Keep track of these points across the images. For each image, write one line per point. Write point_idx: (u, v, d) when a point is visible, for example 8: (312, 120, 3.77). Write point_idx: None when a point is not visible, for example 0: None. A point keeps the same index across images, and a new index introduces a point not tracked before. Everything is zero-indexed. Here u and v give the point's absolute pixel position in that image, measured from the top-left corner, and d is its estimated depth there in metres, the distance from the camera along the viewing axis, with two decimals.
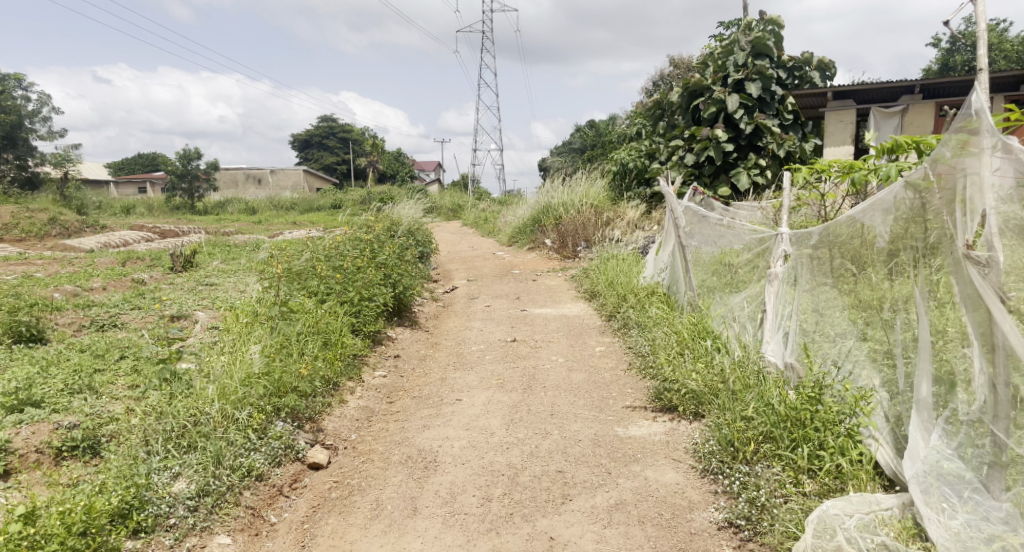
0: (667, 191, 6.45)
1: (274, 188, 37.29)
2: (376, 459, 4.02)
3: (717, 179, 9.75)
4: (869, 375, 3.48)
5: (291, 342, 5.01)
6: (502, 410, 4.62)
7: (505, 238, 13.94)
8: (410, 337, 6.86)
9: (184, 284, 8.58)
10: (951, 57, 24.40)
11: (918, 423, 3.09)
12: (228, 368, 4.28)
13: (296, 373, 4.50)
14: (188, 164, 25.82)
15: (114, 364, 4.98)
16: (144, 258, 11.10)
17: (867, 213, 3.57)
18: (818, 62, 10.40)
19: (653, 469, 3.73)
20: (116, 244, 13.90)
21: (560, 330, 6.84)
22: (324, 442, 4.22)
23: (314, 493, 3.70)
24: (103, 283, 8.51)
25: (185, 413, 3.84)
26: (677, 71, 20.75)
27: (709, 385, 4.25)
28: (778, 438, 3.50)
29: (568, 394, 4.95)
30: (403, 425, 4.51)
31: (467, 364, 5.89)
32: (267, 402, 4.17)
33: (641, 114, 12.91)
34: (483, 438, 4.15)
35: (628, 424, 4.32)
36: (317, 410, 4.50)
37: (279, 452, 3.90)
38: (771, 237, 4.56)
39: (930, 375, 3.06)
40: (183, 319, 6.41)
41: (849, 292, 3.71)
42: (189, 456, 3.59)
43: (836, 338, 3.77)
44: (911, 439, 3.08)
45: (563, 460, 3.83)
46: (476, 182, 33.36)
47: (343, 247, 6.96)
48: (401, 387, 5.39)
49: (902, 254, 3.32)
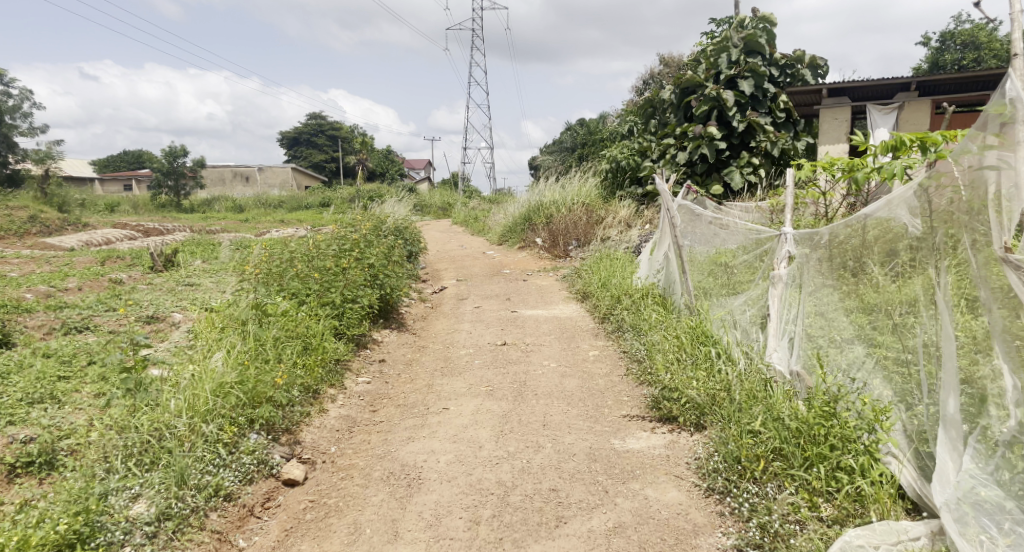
0: (662, 189, 6.20)
1: (262, 186, 36.87)
2: (356, 476, 3.75)
3: (710, 177, 9.55)
4: (883, 386, 3.23)
5: (267, 348, 4.72)
6: (492, 421, 4.36)
7: (495, 237, 13.69)
8: (397, 340, 6.58)
9: (164, 285, 8.27)
10: (941, 56, 24.21)
11: (944, 443, 2.85)
12: (197, 376, 3.98)
13: (271, 381, 4.20)
14: (174, 161, 25.52)
15: (80, 370, 4.68)
16: (124, 257, 10.77)
17: (886, 210, 3.34)
18: (811, 60, 10.12)
19: (653, 487, 3.48)
20: (97, 244, 13.55)
21: (551, 333, 6.58)
22: (301, 456, 3.96)
23: (288, 514, 3.43)
24: (78, 283, 8.20)
25: (148, 427, 3.55)
26: (667, 69, 20.63)
27: (711, 395, 4.01)
28: (790, 456, 3.27)
29: (561, 402, 4.69)
30: (387, 437, 4.24)
31: (456, 369, 5.62)
32: (238, 413, 3.89)
33: (632, 111, 12.68)
34: (471, 452, 3.88)
35: (625, 436, 4.07)
36: (294, 421, 4.24)
37: (250, 469, 3.62)
38: (772, 238, 4.31)
39: (956, 389, 2.84)
40: (157, 322, 6.12)
41: (860, 296, 3.46)
42: (152, 474, 3.31)
43: (845, 345, 3.53)
44: (940, 460, 2.84)
45: (557, 477, 3.58)
46: (466, 180, 33.01)
47: (326, 247, 6.69)
48: (385, 395, 5.12)
49: (923, 256, 3.09)
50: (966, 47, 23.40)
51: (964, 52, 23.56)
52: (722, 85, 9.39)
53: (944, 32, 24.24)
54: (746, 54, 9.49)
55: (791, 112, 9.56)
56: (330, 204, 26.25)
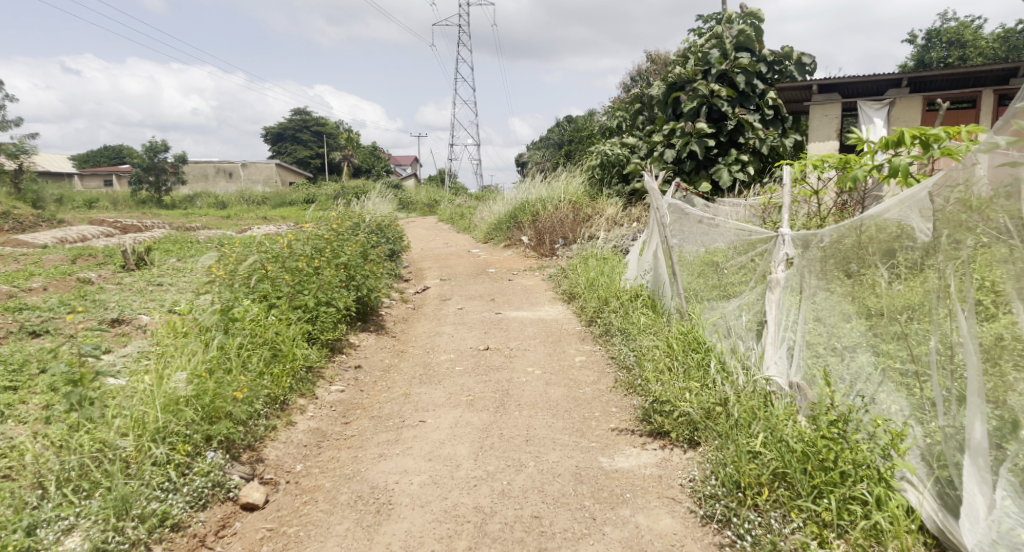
0: (650, 186, 5.91)
1: (245, 182, 36.25)
2: (320, 500, 3.44)
3: (698, 175, 9.26)
4: (897, 406, 2.96)
5: (231, 356, 4.37)
6: (471, 435, 4.05)
7: (481, 235, 13.39)
8: (375, 344, 6.27)
9: (134, 285, 7.88)
10: (927, 54, 24.12)
11: (972, 473, 2.59)
12: (147, 389, 3.61)
13: (230, 394, 3.86)
14: (155, 157, 24.95)
15: (29, 378, 4.31)
16: (97, 255, 10.32)
17: (897, 211, 3.09)
18: (798, 56, 9.97)
19: (644, 513, 3.20)
20: (71, 241, 13.06)
21: (536, 336, 6.28)
22: (262, 476, 3.65)
23: (243, 544, 3.13)
24: (43, 284, 7.77)
25: (88, 448, 3.20)
26: (655, 66, 20.40)
27: (707, 409, 3.72)
28: (795, 483, 3.00)
29: (545, 414, 4.40)
30: (357, 454, 3.93)
31: (435, 376, 5.31)
32: (194, 431, 3.57)
33: (619, 106, 12.40)
34: (447, 472, 3.58)
35: (614, 453, 3.79)
36: (257, 436, 3.94)
37: (203, 494, 3.32)
38: (768, 240, 4.01)
39: (982, 411, 2.59)
40: (121, 325, 5.74)
41: (867, 305, 3.18)
42: (90, 502, 3.00)
43: (847, 355, 3.27)
44: (967, 491, 2.59)
45: (540, 501, 3.29)
46: (453, 177, 32.60)
47: (300, 244, 6.35)
48: (359, 405, 4.81)
49: (941, 263, 2.84)
50: (951, 44, 23.39)
51: (949, 51, 23.54)
52: (711, 80, 9.18)
53: (929, 31, 24.21)
54: (735, 51, 9.38)
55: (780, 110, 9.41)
56: (315, 202, 25.81)
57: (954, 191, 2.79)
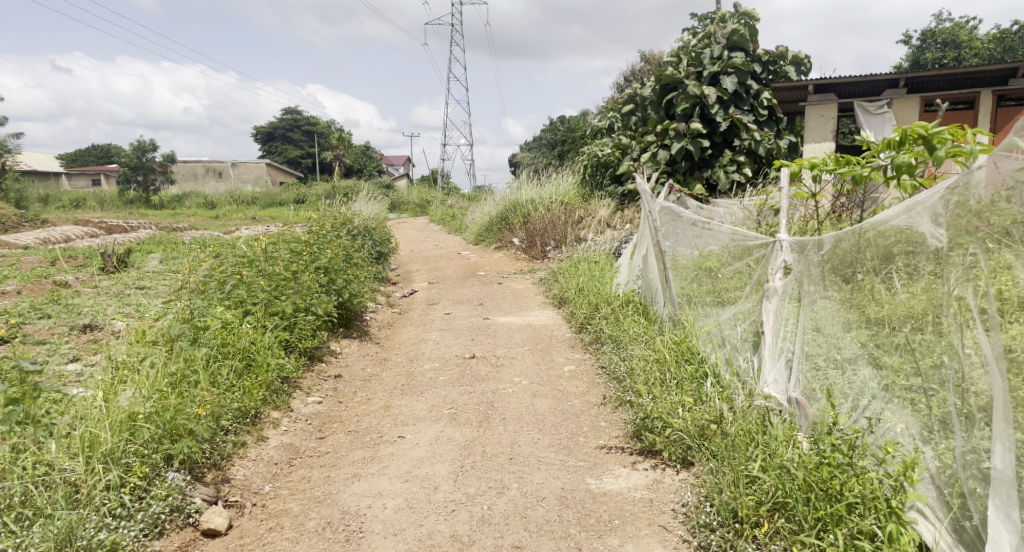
0: (643, 188, 5.67)
1: (235, 181, 35.89)
2: (286, 526, 3.21)
3: (693, 176, 9.07)
4: (906, 428, 2.75)
5: (198, 368, 4.12)
6: (451, 453, 3.83)
7: (471, 237, 13.15)
8: (357, 351, 6.04)
9: (112, 288, 7.61)
10: (922, 55, 24.05)
11: (996, 507, 2.37)
12: (101, 406, 3.36)
13: (193, 411, 3.61)
14: (143, 156, 24.54)
15: None
16: (77, 256, 10.01)
17: (905, 216, 2.85)
18: (794, 57, 9.80)
19: (634, 543, 2.99)
20: (53, 242, 12.75)
21: (525, 344, 6.05)
22: (227, 498, 3.42)
23: None
24: (17, 287, 7.48)
25: (32, 472, 2.96)
26: (648, 66, 20.21)
27: (701, 427, 3.50)
28: (797, 515, 2.80)
29: (531, 429, 4.17)
30: (329, 474, 3.70)
31: (417, 387, 5.08)
32: (152, 450, 3.32)
33: (612, 105, 12.16)
34: (424, 495, 3.36)
35: (602, 473, 3.57)
36: (223, 454, 3.71)
37: (159, 520, 3.09)
38: (764, 246, 3.78)
39: (1005, 439, 2.36)
40: (91, 332, 5.46)
41: (873, 319, 2.96)
42: (32, 533, 2.77)
43: (850, 371, 3.06)
44: (991, 526, 2.37)
45: (522, 529, 3.06)
46: (445, 177, 32.38)
47: (278, 247, 6.09)
48: (336, 418, 4.57)
49: (953, 274, 2.61)
50: (946, 45, 23.31)
51: (944, 51, 23.45)
52: (704, 81, 8.99)
53: (924, 32, 24.15)
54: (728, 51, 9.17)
55: (774, 110, 9.23)
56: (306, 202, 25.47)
57: (961, 197, 2.60)
